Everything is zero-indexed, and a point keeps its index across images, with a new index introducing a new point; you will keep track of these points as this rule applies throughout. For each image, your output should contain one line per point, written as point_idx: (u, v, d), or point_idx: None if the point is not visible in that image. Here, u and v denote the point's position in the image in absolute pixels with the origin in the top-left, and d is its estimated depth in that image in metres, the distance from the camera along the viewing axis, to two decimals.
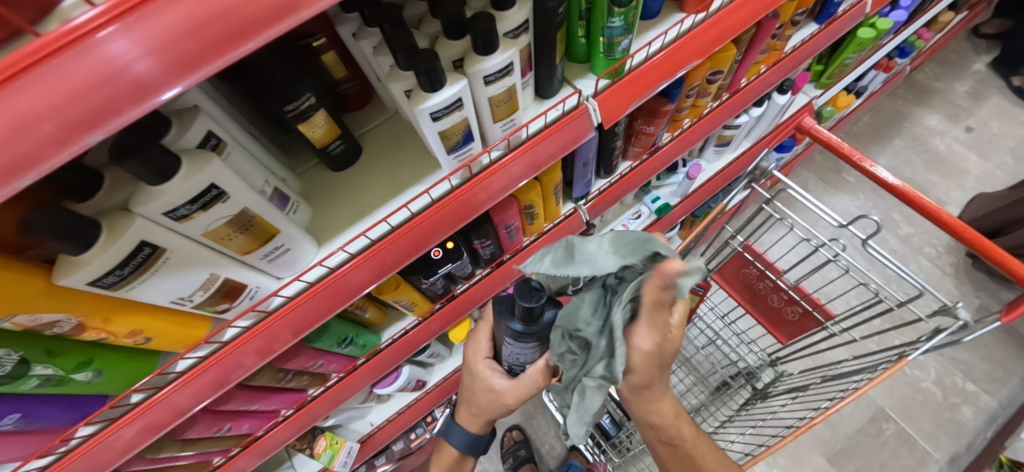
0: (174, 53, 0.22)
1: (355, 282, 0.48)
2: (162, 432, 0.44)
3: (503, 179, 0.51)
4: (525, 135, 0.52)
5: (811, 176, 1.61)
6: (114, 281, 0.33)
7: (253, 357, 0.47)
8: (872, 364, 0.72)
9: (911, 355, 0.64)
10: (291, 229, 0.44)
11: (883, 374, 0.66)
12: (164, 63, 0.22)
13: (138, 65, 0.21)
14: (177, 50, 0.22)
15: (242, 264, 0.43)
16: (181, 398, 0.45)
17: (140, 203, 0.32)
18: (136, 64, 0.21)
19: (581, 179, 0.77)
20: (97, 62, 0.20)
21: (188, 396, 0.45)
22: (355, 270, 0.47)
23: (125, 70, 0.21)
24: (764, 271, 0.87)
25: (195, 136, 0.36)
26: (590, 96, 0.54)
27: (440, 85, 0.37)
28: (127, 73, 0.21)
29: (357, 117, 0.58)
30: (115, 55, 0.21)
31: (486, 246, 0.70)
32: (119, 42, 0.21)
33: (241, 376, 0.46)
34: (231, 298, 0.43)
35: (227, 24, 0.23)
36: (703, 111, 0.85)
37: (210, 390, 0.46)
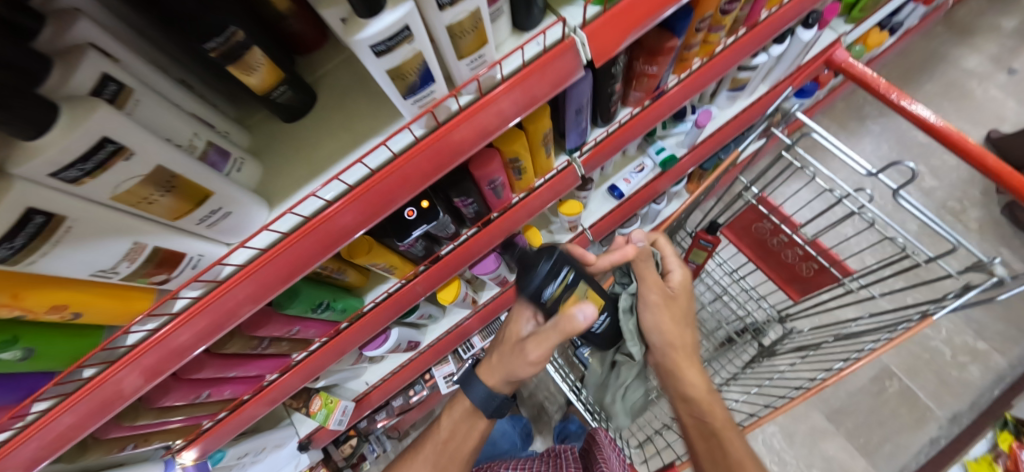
0: None
1: (345, 224, 0.43)
2: (164, 374, 0.42)
3: (490, 118, 0.45)
4: (500, 76, 0.44)
5: (832, 124, 1.49)
6: (7, 254, 0.28)
7: (248, 302, 0.44)
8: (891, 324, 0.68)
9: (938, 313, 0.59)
10: (228, 190, 0.39)
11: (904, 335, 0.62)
12: None
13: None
14: None
15: (176, 230, 0.38)
16: (183, 337, 0.42)
17: (16, 163, 0.26)
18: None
19: (575, 129, 0.69)
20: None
21: (189, 334, 0.43)
22: (329, 222, 0.43)
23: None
24: (779, 225, 0.81)
25: (86, 80, 0.29)
26: (578, 27, 0.46)
27: (379, 7, 0.30)
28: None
29: (310, 62, 0.50)
30: None
31: (468, 205, 0.65)
32: None
33: (239, 321, 0.44)
34: (169, 269, 0.39)
35: None
36: (715, 48, 0.75)
37: (209, 332, 0.43)
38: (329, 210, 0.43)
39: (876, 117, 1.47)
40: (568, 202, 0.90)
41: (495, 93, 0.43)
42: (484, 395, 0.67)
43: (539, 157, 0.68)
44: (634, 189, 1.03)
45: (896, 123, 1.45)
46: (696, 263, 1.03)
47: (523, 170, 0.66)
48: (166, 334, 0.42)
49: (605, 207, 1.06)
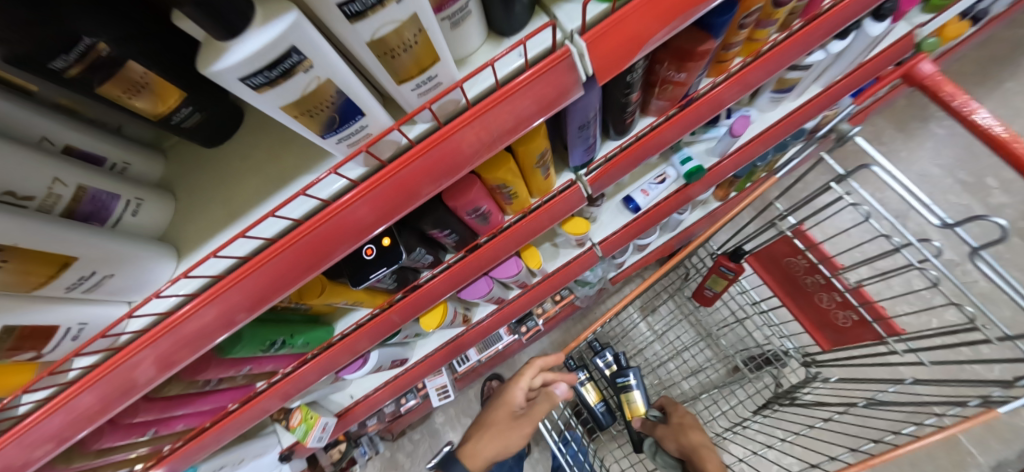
0: None
1: (358, 221, 0.35)
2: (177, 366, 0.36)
3: (507, 117, 0.35)
4: (466, 100, 0.34)
5: (887, 125, 1.29)
6: None
7: (249, 303, 0.36)
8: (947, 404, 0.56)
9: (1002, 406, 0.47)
10: (101, 250, 0.30)
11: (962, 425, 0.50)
12: None
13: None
14: None
15: (40, 299, 0.30)
16: (201, 323, 0.35)
17: None
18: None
19: (579, 146, 0.57)
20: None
21: (209, 321, 0.36)
22: (238, 288, 0.35)
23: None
24: (815, 264, 0.70)
25: None
26: (575, 32, 0.34)
27: (238, 23, 0.20)
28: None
29: None
30: None
31: (448, 235, 0.55)
32: None
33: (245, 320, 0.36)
34: (36, 347, 0.31)
35: None
36: (761, 47, 0.61)
37: (220, 326, 0.36)
38: (336, 202, 0.34)
39: (942, 119, 1.26)
40: (574, 219, 0.78)
41: (522, 80, 0.33)
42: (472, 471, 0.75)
43: (536, 179, 0.57)
44: (652, 203, 0.90)
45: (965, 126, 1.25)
46: (713, 291, 0.93)
47: (514, 195, 0.55)
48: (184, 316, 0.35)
49: (618, 221, 0.93)
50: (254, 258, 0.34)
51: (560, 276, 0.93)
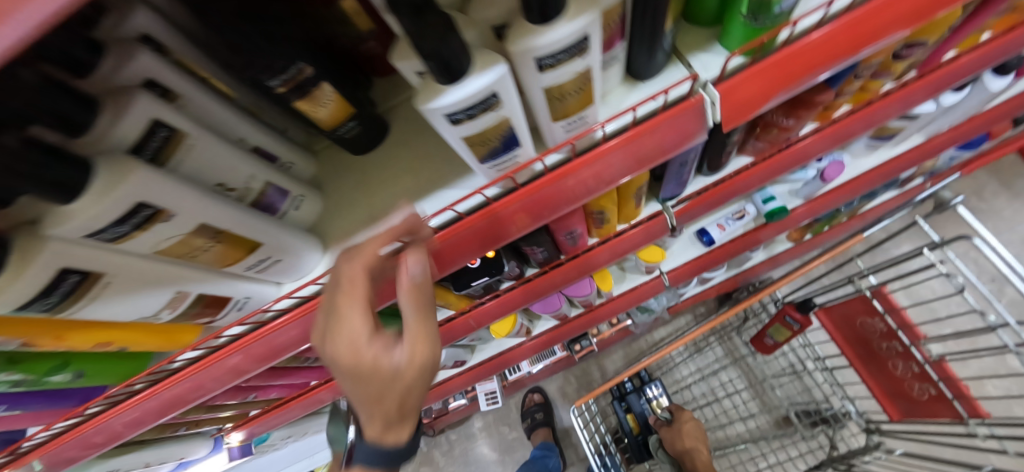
0: None
1: (455, 248, 0.38)
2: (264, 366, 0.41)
3: (607, 168, 0.36)
4: (601, 135, 0.36)
5: (993, 181, 1.19)
6: (44, 309, 0.26)
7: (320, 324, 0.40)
8: None
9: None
10: (277, 239, 0.35)
11: None
12: None
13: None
14: None
15: (224, 275, 0.35)
16: (282, 338, 0.40)
17: (51, 225, 0.24)
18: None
19: (674, 180, 0.58)
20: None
21: (289, 336, 0.41)
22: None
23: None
24: (895, 329, 0.67)
25: (131, 129, 0.25)
26: (709, 82, 0.35)
27: (462, 73, 0.23)
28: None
29: (387, 84, 0.43)
30: None
31: (538, 252, 0.57)
32: None
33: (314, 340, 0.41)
34: (212, 313, 0.37)
35: None
36: (872, 96, 0.59)
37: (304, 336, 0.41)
38: (448, 229, 0.38)
39: None
40: (650, 248, 0.79)
41: (618, 140, 0.35)
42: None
43: (627, 207, 0.58)
44: (726, 239, 0.89)
45: None
46: (774, 340, 0.89)
47: (606, 220, 0.57)
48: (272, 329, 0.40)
49: (689, 253, 0.93)
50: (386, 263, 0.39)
51: (623, 300, 0.94)
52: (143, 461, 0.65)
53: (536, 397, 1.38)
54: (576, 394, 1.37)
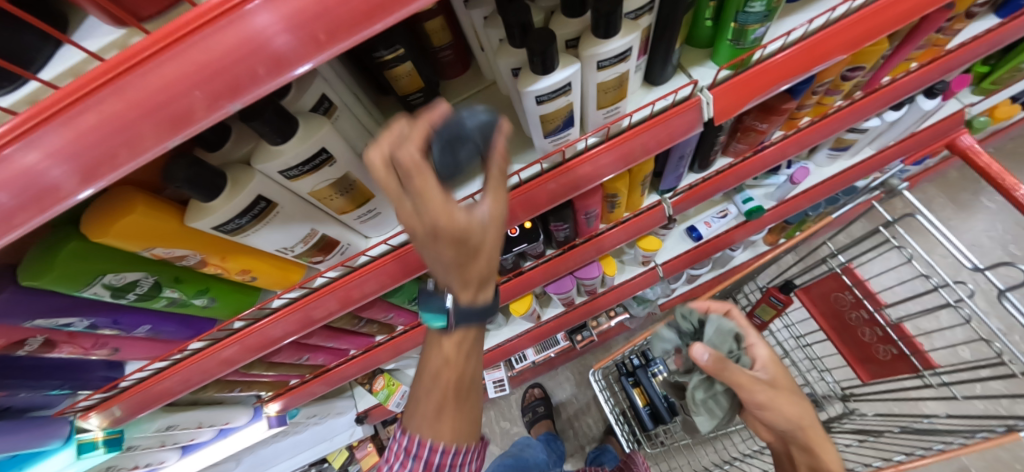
0: (309, 29, 0.23)
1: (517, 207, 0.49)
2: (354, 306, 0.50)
3: (648, 141, 0.49)
4: (627, 124, 0.48)
5: (939, 194, 1.37)
6: (234, 228, 0.36)
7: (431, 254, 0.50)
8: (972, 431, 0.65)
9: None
10: (384, 195, 0.45)
11: (985, 443, 0.60)
12: (303, 38, 0.23)
13: (50, 171, 0.22)
14: (312, 25, 0.22)
15: (338, 222, 0.45)
16: (371, 281, 0.50)
17: (260, 161, 0.33)
18: (52, 172, 0.22)
19: (672, 173, 0.71)
20: (46, 151, 0.22)
21: (377, 280, 0.50)
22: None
23: (35, 175, 0.22)
24: (861, 299, 0.81)
25: (310, 100, 0.36)
26: (706, 87, 0.48)
27: (552, 68, 0.35)
28: (43, 176, 0.22)
29: (451, 85, 0.56)
30: (260, 27, 0.22)
31: (562, 230, 0.69)
32: (264, 15, 0.22)
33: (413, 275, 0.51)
34: (326, 252, 0.46)
35: (358, 4, 0.23)
36: (828, 110, 0.74)
37: (394, 277, 0.50)
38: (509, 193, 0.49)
39: (994, 193, 1.33)
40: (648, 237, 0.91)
41: (639, 128, 0.48)
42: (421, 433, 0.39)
43: (634, 194, 0.70)
44: (714, 234, 1.03)
45: None
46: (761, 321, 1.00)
47: (617, 205, 0.69)
48: (359, 276, 0.49)
49: (680, 247, 1.06)
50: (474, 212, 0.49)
51: (623, 288, 1.05)
52: (196, 421, 0.72)
53: (537, 392, 1.44)
54: (575, 387, 1.45)
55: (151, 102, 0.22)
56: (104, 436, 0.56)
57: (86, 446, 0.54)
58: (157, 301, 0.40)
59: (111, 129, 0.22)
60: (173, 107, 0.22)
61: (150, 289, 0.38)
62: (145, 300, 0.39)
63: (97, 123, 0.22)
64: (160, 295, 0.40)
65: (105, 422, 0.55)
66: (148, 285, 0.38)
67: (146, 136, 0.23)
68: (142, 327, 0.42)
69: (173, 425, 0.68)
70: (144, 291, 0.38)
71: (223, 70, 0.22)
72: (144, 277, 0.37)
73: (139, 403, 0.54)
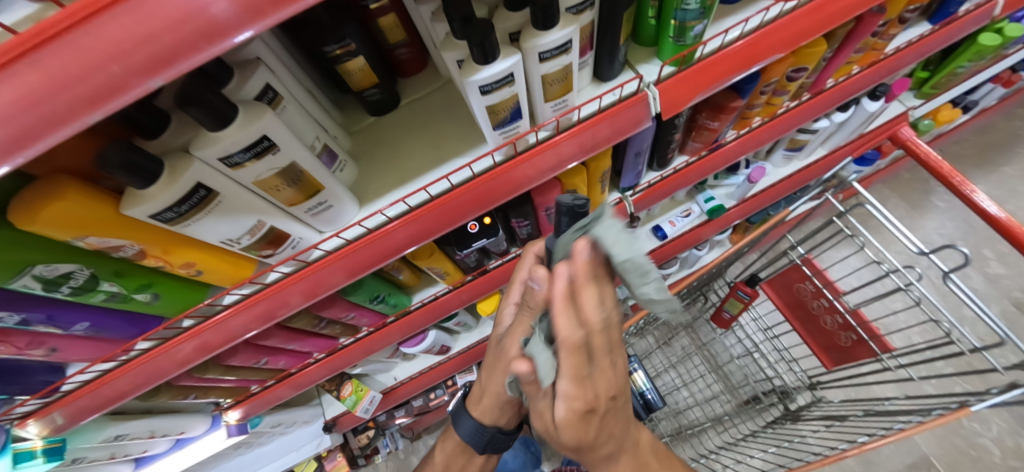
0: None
1: (476, 198, 0.49)
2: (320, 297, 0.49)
3: (601, 133, 0.50)
4: (576, 118, 0.50)
5: (892, 195, 1.45)
6: (173, 217, 0.35)
7: (404, 239, 0.50)
8: (926, 408, 0.70)
9: (975, 404, 0.62)
10: (334, 187, 0.45)
11: (939, 420, 0.64)
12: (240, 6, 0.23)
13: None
14: None
15: (288, 214, 0.45)
16: (334, 272, 0.49)
17: (198, 147, 0.33)
18: None
19: (631, 170, 0.73)
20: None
21: (339, 270, 0.50)
22: (400, 228, 0.49)
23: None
24: (821, 289, 0.87)
25: (253, 88, 0.36)
26: (652, 83, 0.51)
27: (493, 58, 0.36)
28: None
29: (408, 84, 0.57)
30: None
31: (524, 226, 0.70)
32: None
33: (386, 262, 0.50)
34: (276, 245, 0.46)
35: None
36: (777, 110, 0.77)
37: (358, 268, 0.50)
38: (463, 186, 0.49)
39: (942, 193, 1.40)
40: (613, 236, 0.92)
41: (591, 121, 0.49)
42: (473, 430, 0.60)
43: (595, 192, 0.72)
44: (678, 233, 1.05)
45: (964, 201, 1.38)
46: (730, 313, 1.08)
47: (578, 202, 0.70)
48: (319, 268, 0.49)
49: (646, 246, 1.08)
50: (435, 201, 0.49)
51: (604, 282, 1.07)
52: (148, 430, 0.68)
53: None
54: None
55: (68, 74, 0.21)
56: (44, 444, 0.53)
57: (23, 455, 0.51)
58: (94, 296, 0.39)
59: (33, 102, 0.21)
60: (97, 78, 0.22)
61: (87, 282, 0.37)
62: (81, 294, 0.38)
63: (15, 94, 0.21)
64: (97, 288, 0.39)
65: (44, 431, 0.52)
66: (84, 277, 0.37)
67: (68, 109, 0.22)
68: (80, 323, 0.41)
69: (122, 435, 0.64)
70: (80, 284, 0.37)
71: (155, 39, 0.22)
72: (78, 269, 0.36)
73: (82, 409, 0.52)
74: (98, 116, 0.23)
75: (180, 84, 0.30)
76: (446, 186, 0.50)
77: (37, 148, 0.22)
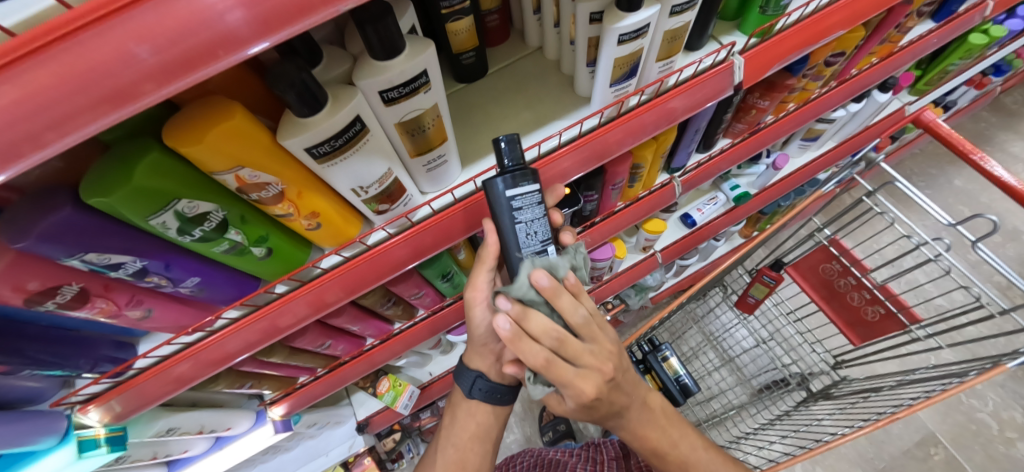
0: None
1: (575, 161, 0.50)
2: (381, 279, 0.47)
3: (696, 96, 0.52)
4: (674, 81, 0.52)
5: None
6: (325, 152, 0.34)
7: (441, 237, 0.49)
8: (960, 372, 0.74)
9: (1010, 360, 0.66)
10: (452, 141, 0.44)
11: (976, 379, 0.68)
12: None
13: (136, 50, 0.20)
14: None
15: (405, 167, 0.44)
16: (367, 269, 0.47)
17: (364, 76, 0.33)
18: (212, 18, 0.21)
19: (685, 148, 0.76)
20: (134, 32, 0.20)
21: (375, 266, 0.48)
22: (402, 243, 0.48)
23: (127, 58, 0.20)
24: (848, 267, 0.92)
25: (405, 25, 0.36)
26: (737, 52, 0.53)
27: (638, 5, 0.38)
28: (131, 65, 0.20)
29: (493, 53, 0.58)
30: (207, 3, 0.21)
31: (590, 201, 0.71)
32: None
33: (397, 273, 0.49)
34: (391, 201, 0.44)
35: None
36: (810, 96, 0.83)
37: (382, 272, 0.49)
38: (566, 146, 0.50)
39: (924, 187, 1.53)
40: (654, 220, 0.92)
41: (687, 86, 0.51)
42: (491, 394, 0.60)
43: (653, 169, 0.75)
44: (705, 220, 1.10)
45: (946, 194, 1.51)
46: (755, 298, 1.11)
47: (639, 177, 0.73)
48: (386, 248, 0.47)
49: (676, 234, 1.13)
50: (525, 169, 0.49)
51: (645, 264, 1.11)
52: (198, 424, 0.63)
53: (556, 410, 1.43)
54: None
55: None
56: (107, 432, 0.49)
57: (87, 443, 0.46)
58: (218, 245, 0.37)
59: (197, 23, 0.21)
60: None
61: (217, 227, 0.35)
62: (208, 241, 0.36)
63: (175, 18, 0.20)
64: (223, 236, 0.37)
65: (106, 418, 0.47)
66: (216, 221, 0.35)
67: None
68: (191, 278, 0.39)
69: (174, 428, 0.59)
70: (210, 229, 0.35)
71: None
72: (214, 212, 0.34)
73: (150, 392, 0.47)
74: (290, 32, 0.24)
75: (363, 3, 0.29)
76: (551, 144, 0.50)
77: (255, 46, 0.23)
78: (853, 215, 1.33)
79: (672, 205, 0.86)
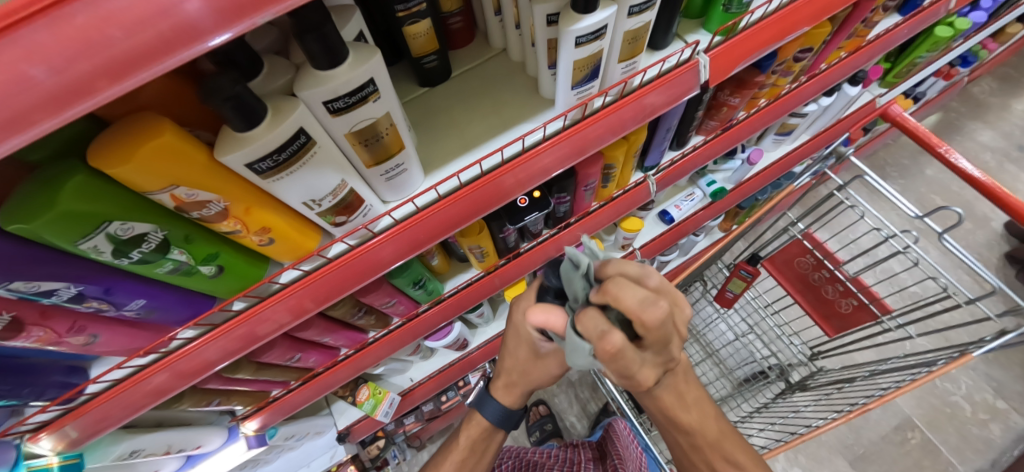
0: None
1: (544, 163, 0.50)
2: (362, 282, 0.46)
3: (662, 97, 0.52)
4: (639, 82, 0.51)
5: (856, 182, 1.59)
6: (267, 168, 0.32)
7: (407, 247, 0.48)
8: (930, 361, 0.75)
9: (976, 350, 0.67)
10: (411, 149, 0.43)
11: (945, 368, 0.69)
12: None
13: (32, 70, 0.18)
14: None
15: (362, 177, 0.43)
16: (332, 280, 0.46)
17: (305, 87, 0.31)
18: (121, 32, 0.19)
19: (658, 146, 0.76)
20: (27, 52, 0.17)
21: (339, 278, 0.46)
22: (381, 246, 0.47)
23: (23, 80, 0.18)
24: (821, 260, 0.93)
25: (350, 32, 0.35)
26: (703, 51, 0.53)
27: (594, 7, 0.37)
28: (27, 89, 0.18)
29: (456, 55, 0.56)
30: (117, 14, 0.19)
31: (562, 202, 0.70)
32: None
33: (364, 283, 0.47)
34: (349, 212, 0.43)
35: None
36: (781, 91, 0.83)
37: (350, 282, 0.47)
38: (534, 149, 0.49)
39: (896, 177, 1.56)
40: (631, 218, 0.92)
41: (651, 86, 0.51)
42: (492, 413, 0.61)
43: (626, 169, 0.75)
44: (684, 216, 1.11)
45: (917, 184, 1.54)
46: (733, 293, 1.11)
47: (612, 177, 0.73)
48: (370, 247, 0.46)
49: (655, 230, 1.14)
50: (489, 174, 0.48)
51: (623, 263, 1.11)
52: (164, 445, 0.61)
53: (542, 409, 1.43)
54: (568, 389, 1.47)
55: None
56: (60, 460, 0.46)
57: None
58: (161, 266, 0.36)
59: (96, 40, 0.19)
60: None
61: (159, 246, 0.34)
62: (148, 263, 0.34)
63: (73, 33, 0.18)
64: (165, 257, 0.35)
65: (59, 446, 0.44)
66: (157, 241, 0.33)
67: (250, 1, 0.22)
68: (136, 300, 0.37)
69: (138, 451, 0.56)
70: (151, 249, 0.34)
71: None
72: (154, 231, 0.33)
73: (103, 419, 0.45)
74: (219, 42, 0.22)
75: (299, 9, 0.28)
76: (517, 148, 0.49)
77: (176, 60, 0.21)
78: (829, 206, 1.35)
79: (648, 203, 0.85)
